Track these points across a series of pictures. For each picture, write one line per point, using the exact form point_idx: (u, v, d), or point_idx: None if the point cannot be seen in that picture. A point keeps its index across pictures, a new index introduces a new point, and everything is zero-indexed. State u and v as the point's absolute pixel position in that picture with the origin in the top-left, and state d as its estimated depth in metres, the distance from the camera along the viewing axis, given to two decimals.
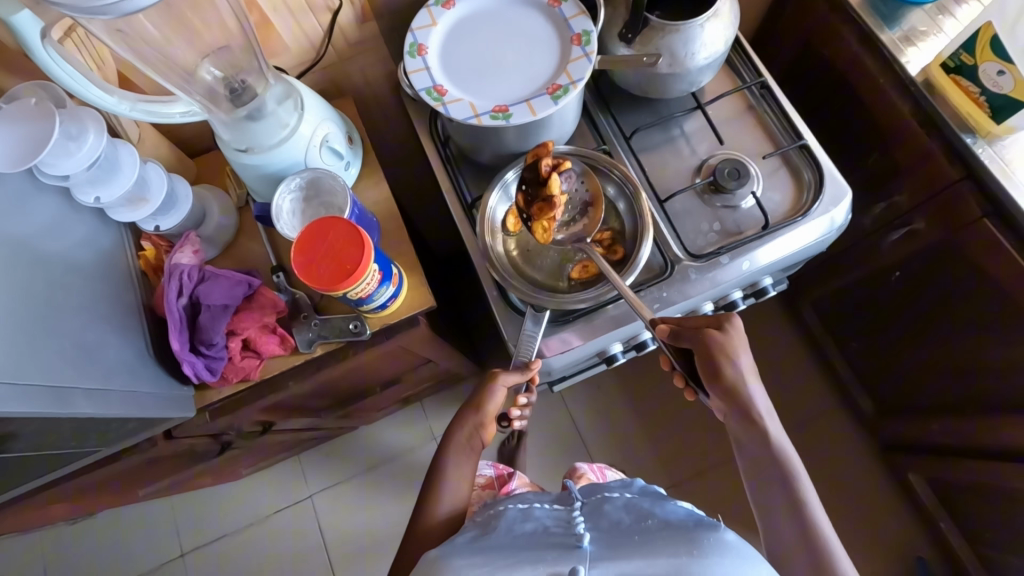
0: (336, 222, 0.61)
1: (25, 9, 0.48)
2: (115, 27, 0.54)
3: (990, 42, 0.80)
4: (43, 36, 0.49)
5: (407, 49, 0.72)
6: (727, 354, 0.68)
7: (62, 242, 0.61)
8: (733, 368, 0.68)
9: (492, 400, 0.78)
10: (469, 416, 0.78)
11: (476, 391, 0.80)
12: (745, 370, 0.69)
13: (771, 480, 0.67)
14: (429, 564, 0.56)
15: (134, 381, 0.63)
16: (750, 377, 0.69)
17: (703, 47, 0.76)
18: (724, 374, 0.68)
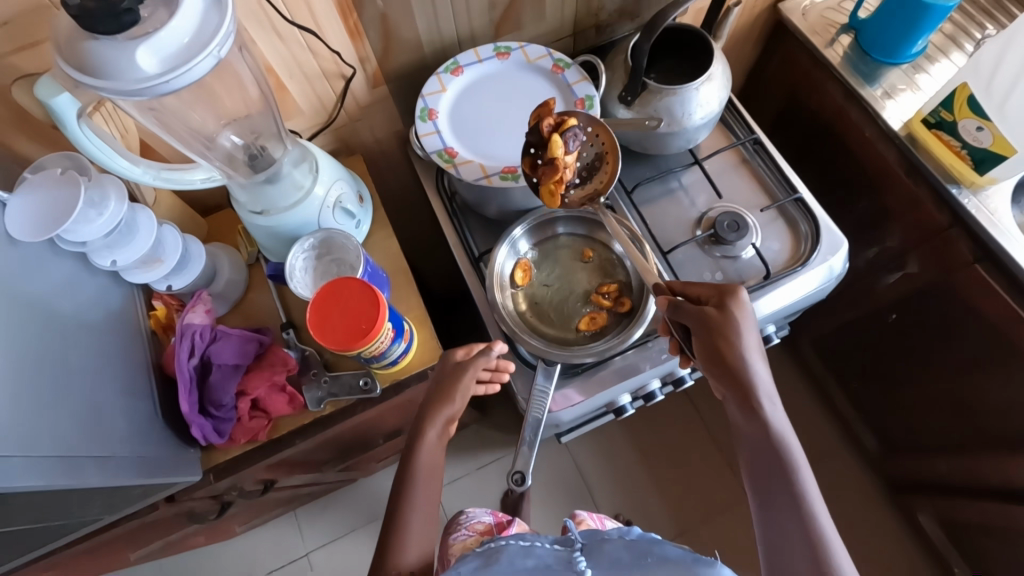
0: (350, 282, 0.61)
1: (65, 91, 0.49)
2: (147, 105, 0.56)
3: (966, 101, 0.85)
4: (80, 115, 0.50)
5: (419, 113, 0.75)
6: (730, 331, 0.65)
7: (77, 307, 0.61)
8: (736, 345, 0.65)
9: (461, 390, 0.69)
10: (436, 414, 0.68)
11: (439, 376, 0.70)
12: (750, 350, 0.66)
13: (773, 483, 0.61)
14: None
15: (143, 446, 0.62)
16: (755, 357, 0.66)
17: (699, 107, 0.80)
18: (726, 349, 0.65)
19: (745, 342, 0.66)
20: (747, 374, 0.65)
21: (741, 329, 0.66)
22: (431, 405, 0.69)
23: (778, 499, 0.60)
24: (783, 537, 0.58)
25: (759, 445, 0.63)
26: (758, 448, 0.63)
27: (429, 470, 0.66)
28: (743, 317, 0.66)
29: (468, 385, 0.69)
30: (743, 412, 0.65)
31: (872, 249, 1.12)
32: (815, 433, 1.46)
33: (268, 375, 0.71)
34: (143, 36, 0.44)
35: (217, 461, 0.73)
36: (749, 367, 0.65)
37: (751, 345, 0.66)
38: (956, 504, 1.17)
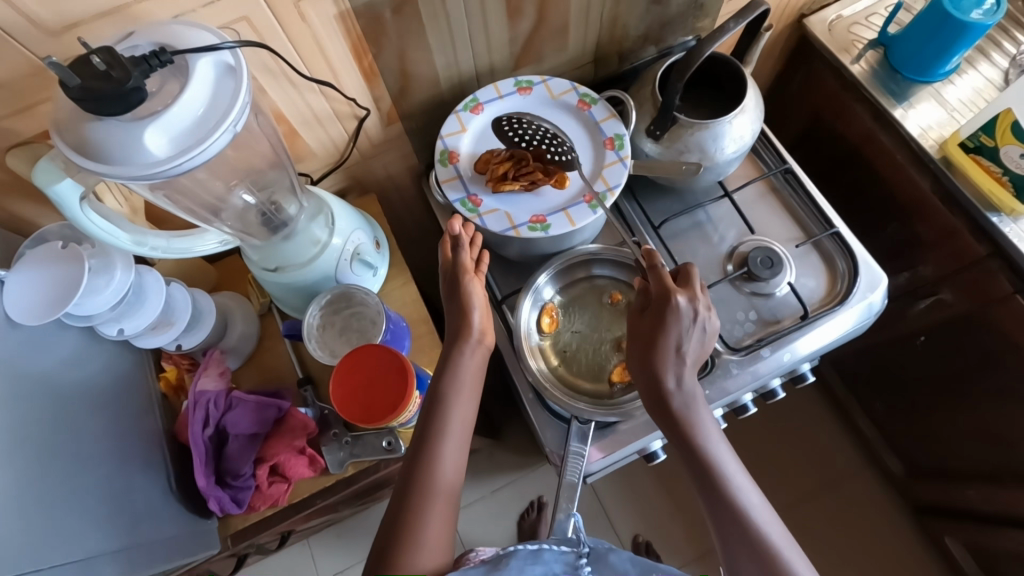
0: (374, 349, 0.58)
1: (66, 177, 0.46)
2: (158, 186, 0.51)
3: (1011, 126, 0.81)
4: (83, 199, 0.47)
5: (439, 157, 0.71)
6: (664, 344, 0.62)
7: (84, 385, 0.57)
8: (665, 359, 0.62)
9: (475, 309, 0.62)
10: (462, 343, 0.62)
11: (449, 297, 0.64)
12: (675, 361, 0.62)
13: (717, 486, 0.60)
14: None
15: (159, 528, 0.58)
16: (684, 367, 0.63)
17: (731, 141, 0.76)
18: (654, 364, 0.62)
19: (673, 354, 0.62)
20: (675, 391, 0.62)
21: (674, 340, 0.62)
22: (452, 310, 0.64)
23: (726, 521, 0.58)
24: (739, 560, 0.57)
25: (703, 467, 0.61)
26: (698, 470, 0.61)
27: (472, 385, 0.61)
28: (677, 326, 0.62)
29: (470, 275, 0.64)
30: (673, 433, 0.63)
31: (901, 274, 1.08)
32: (837, 452, 1.44)
33: (287, 441, 0.67)
34: (151, 115, 0.40)
35: (236, 527, 0.67)
36: (676, 382, 0.62)
37: (681, 354, 0.62)
38: (986, 531, 1.14)
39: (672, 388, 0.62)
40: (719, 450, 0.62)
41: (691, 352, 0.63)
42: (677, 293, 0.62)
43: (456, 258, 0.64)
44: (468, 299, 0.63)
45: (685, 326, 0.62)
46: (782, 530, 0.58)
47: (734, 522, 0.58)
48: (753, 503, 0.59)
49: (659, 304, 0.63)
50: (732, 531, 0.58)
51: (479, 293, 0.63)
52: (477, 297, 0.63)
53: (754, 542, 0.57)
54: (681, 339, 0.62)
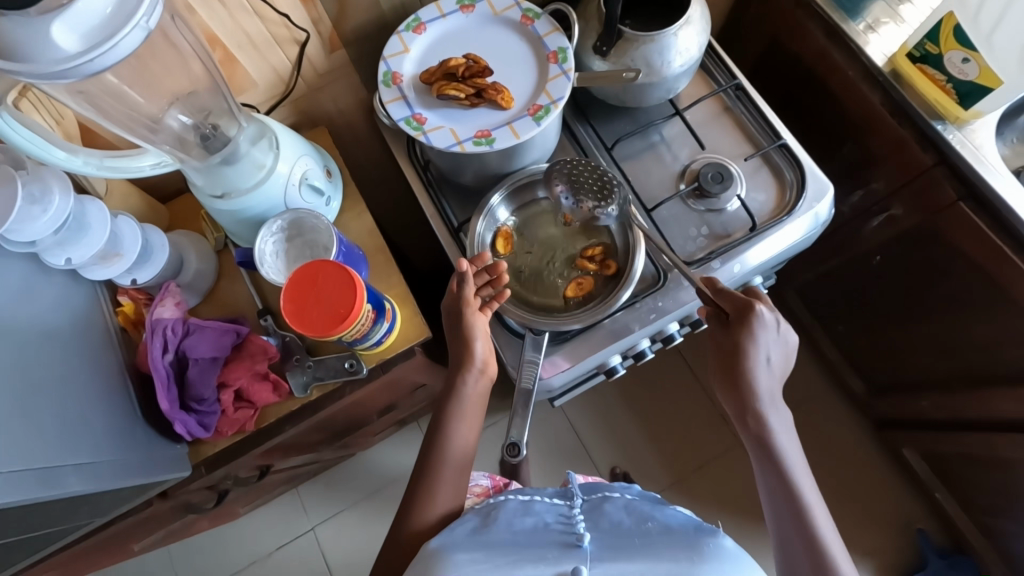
0: (324, 265, 0.59)
1: None
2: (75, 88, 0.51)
3: (953, 31, 0.82)
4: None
5: (382, 79, 0.71)
6: (751, 352, 0.66)
7: (35, 313, 0.58)
8: (755, 368, 0.67)
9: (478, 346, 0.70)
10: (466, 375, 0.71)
11: (455, 331, 0.71)
12: (765, 369, 0.67)
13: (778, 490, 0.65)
14: (430, 555, 0.57)
15: (124, 448, 0.60)
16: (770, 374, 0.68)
17: (678, 55, 0.76)
18: (744, 380, 0.67)
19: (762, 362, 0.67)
20: (765, 401, 0.67)
21: (761, 349, 0.66)
22: (456, 340, 0.71)
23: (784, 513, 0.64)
24: (791, 548, 0.63)
25: (768, 461, 0.67)
26: (769, 471, 0.66)
27: (473, 409, 0.71)
28: (764, 337, 0.66)
29: (478, 330, 0.69)
30: (744, 426, 0.68)
31: (855, 194, 1.09)
32: (802, 377, 1.49)
33: (248, 365, 0.69)
34: (58, 8, 0.40)
35: (206, 453, 0.71)
36: (764, 392, 0.68)
37: (767, 363, 0.67)
38: (939, 438, 1.19)
39: (762, 401, 0.67)
40: (792, 457, 0.67)
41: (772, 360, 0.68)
42: (760, 305, 0.66)
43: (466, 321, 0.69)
44: (471, 336, 0.70)
45: (768, 335, 0.66)
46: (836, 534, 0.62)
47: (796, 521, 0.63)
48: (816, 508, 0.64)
49: (743, 316, 0.66)
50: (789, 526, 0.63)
51: (484, 330, 0.70)
52: (481, 355, 0.71)
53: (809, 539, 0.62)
54: (767, 348, 0.66)
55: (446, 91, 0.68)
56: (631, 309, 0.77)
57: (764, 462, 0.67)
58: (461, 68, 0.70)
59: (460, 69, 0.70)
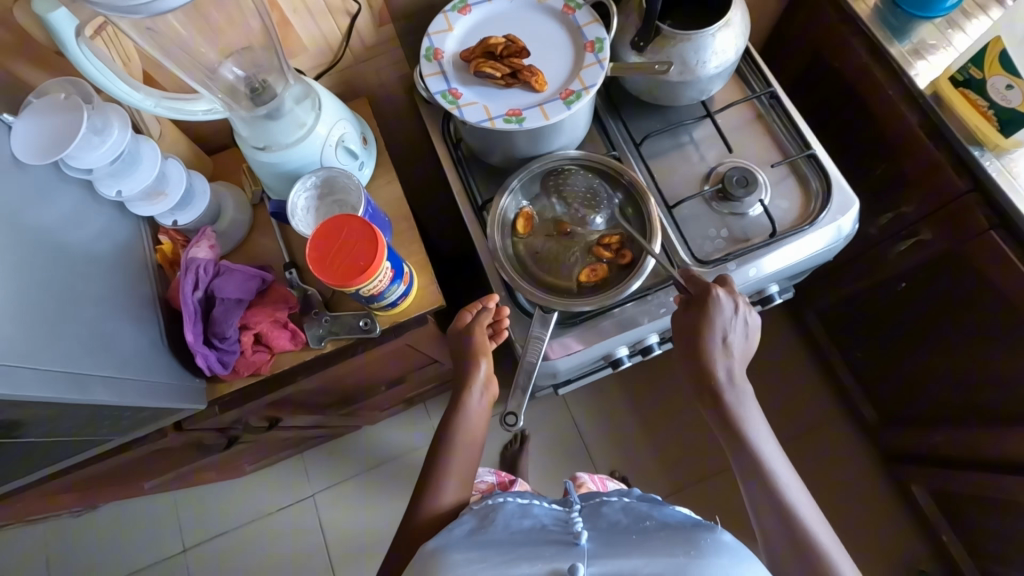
0: (351, 220, 0.62)
1: (62, 7, 0.52)
2: (143, 26, 0.56)
3: (998, 56, 0.80)
4: (77, 33, 0.52)
5: (424, 53, 0.74)
6: (710, 333, 0.67)
7: (83, 235, 0.63)
8: (714, 349, 0.67)
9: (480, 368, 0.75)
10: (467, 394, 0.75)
11: (461, 355, 0.77)
12: (724, 351, 0.67)
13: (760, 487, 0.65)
14: (428, 557, 0.56)
15: (148, 371, 0.64)
16: (732, 357, 0.68)
17: (714, 55, 0.76)
18: (706, 366, 0.67)
19: (720, 344, 0.67)
20: (726, 387, 0.68)
21: (720, 329, 0.67)
22: (461, 363, 0.77)
23: (766, 506, 0.64)
24: (774, 541, 0.63)
25: (748, 451, 0.66)
26: (747, 464, 0.66)
27: (475, 427, 0.74)
28: (723, 319, 0.67)
29: (482, 348, 0.75)
30: (719, 418, 0.68)
31: (885, 216, 1.07)
32: (816, 402, 1.45)
33: (270, 311, 0.73)
34: None
35: (222, 391, 0.75)
36: (725, 375, 0.68)
37: (727, 346, 0.67)
38: (950, 476, 1.15)
39: (724, 387, 0.68)
40: (768, 449, 0.67)
41: (735, 344, 0.68)
42: (716, 287, 0.67)
43: (472, 336, 0.75)
44: (475, 357, 0.75)
45: (728, 317, 0.67)
46: (821, 521, 0.63)
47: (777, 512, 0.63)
48: (798, 499, 0.64)
49: (702, 298, 0.67)
50: (778, 522, 0.63)
51: (487, 351, 0.76)
52: (484, 372, 0.76)
53: (794, 530, 0.62)
54: (727, 329, 0.67)
55: (482, 69, 0.72)
56: (641, 301, 0.78)
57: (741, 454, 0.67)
58: (501, 47, 0.73)
59: (499, 48, 0.73)
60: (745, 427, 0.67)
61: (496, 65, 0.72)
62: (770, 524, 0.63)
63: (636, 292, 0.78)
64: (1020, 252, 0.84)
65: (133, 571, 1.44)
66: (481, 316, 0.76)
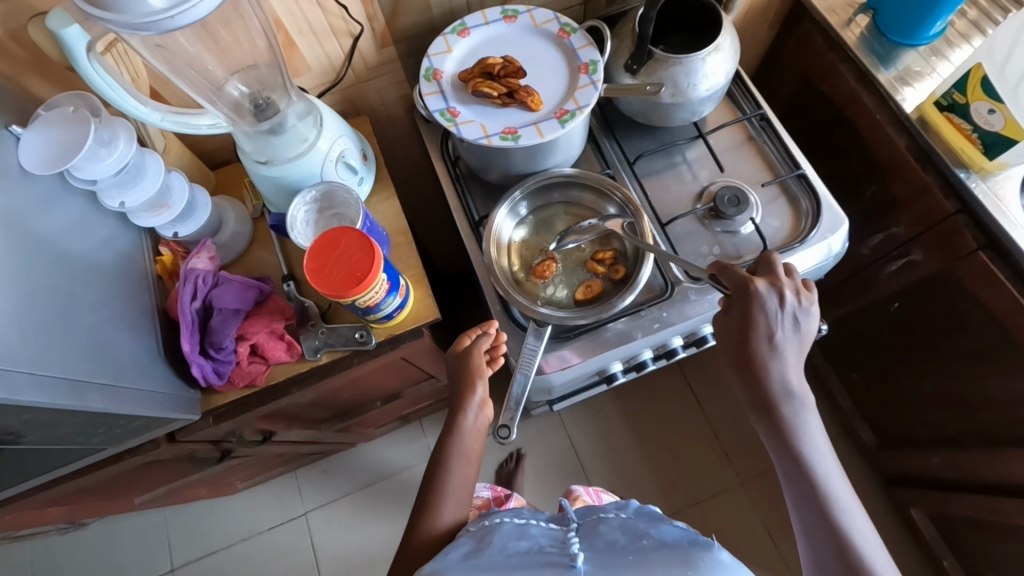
0: (348, 232, 0.64)
1: (75, 24, 0.54)
2: (154, 43, 0.59)
3: (980, 82, 0.81)
4: (89, 50, 0.55)
5: (423, 73, 0.77)
6: (756, 333, 0.66)
7: (86, 244, 0.64)
8: (762, 349, 0.66)
9: (477, 389, 0.75)
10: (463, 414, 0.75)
11: (456, 377, 0.78)
12: (773, 354, 0.66)
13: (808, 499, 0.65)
14: None
15: (145, 379, 0.65)
16: (784, 360, 0.67)
17: (705, 78, 0.79)
18: (758, 372, 0.67)
19: (768, 345, 0.66)
20: (783, 398, 0.67)
21: (766, 328, 0.66)
22: (456, 384, 0.77)
23: (818, 528, 0.64)
24: (826, 563, 0.63)
25: (793, 449, 0.66)
26: (803, 484, 0.66)
27: (472, 448, 0.74)
28: (765, 316, 0.66)
29: (479, 373, 0.76)
30: (775, 433, 0.67)
31: (877, 237, 1.07)
32: None
33: (267, 322, 0.74)
34: None
35: (217, 402, 0.75)
36: (781, 385, 0.67)
37: (775, 346, 0.66)
38: (948, 499, 1.13)
39: (780, 397, 0.67)
40: (826, 467, 0.66)
41: (786, 343, 0.67)
42: (756, 282, 0.66)
43: (469, 361, 0.76)
44: (471, 378, 0.76)
45: (772, 313, 0.66)
46: (878, 545, 0.63)
47: (829, 534, 0.63)
48: (854, 522, 0.63)
49: (742, 294, 0.67)
50: (825, 534, 0.63)
51: (485, 372, 0.76)
52: (479, 396, 0.76)
53: (849, 555, 0.61)
54: (773, 327, 0.66)
55: (480, 88, 0.74)
56: (635, 317, 0.79)
57: (796, 471, 0.66)
58: (500, 69, 0.76)
59: (497, 68, 0.76)
60: (801, 443, 0.66)
61: (496, 87, 0.74)
62: (822, 545, 0.63)
63: (630, 306, 0.79)
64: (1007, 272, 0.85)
65: None
66: (479, 341, 0.76)
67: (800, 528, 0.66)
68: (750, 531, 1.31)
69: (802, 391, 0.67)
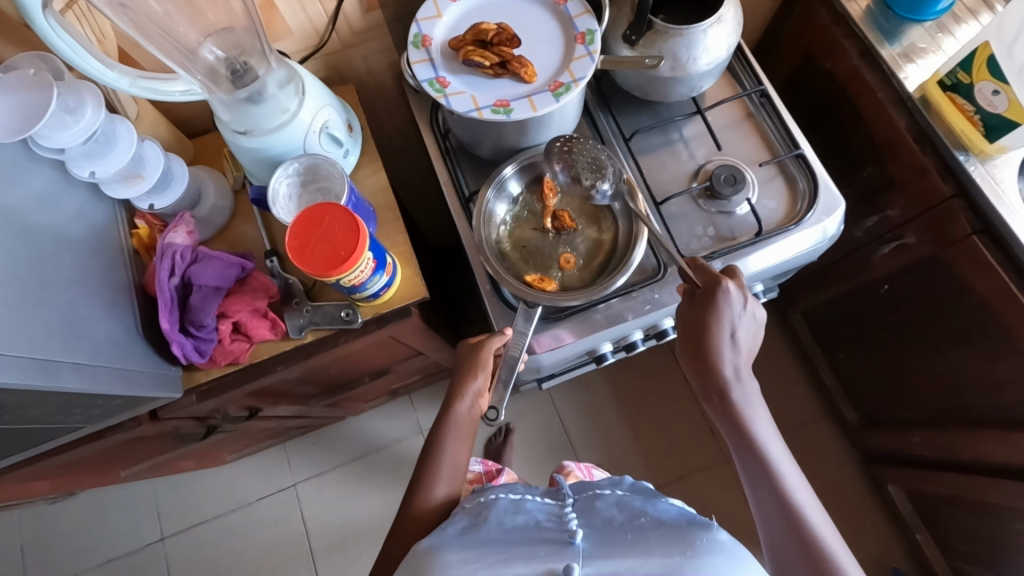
0: (333, 208, 0.61)
1: None
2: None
3: (987, 62, 0.79)
4: (44, 6, 0.51)
5: (412, 40, 0.73)
6: (717, 329, 0.67)
7: (55, 216, 0.61)
8: (722, 344, 0.68)
9: (477, 377, 0.76)
10: (460, 400, 0.75)
11: (460, 363, 0.78)
12: (732, 347, 0.68)
13: (759, 482, 0.66)
14: (421, 557, 0.56)
15: (122, 358, 0.63)
16: (738, 353, 0.69)
17: (706, 52, 0.75)
18: (713, 362, 0.68)
19: (729, 339, 0.68)
20: (739, 390, 0.68)
21: (727, 322, 0.67)
22: (457, 373, 0.77)
23: (774, 516, 0.64)
24: (783, 545, 0.63)
25: (743, 432, 0.68)
26: (757, 472, 0.66)
27: (465, 429, 0.74)
28: (730, 312, 0.67)
29: (481, 366, 0.76)
30: (726, 417, 0.69)
31: (871, 218, 1.06)
32: (799, 401, 1.44)
33: (249, 300, 0.71)
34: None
35: (199, 380, 0.74)
36: (735, 373, 0.69)
37: (734, 341, 0.68)
38: (925, 477, 1.15)
39: (734, 386, 0.68)
40: (775, 449, 0.67)
41: (742, 339, 0.69)
42: (723, 279, 0.67)
43: (477, 356, 0.76)
44: (474, 367, 0.76)
45: (736, 311, 0.67)
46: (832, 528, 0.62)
47: (787, 522, 0.63)
48: (806, 504, 0.64)
49: (708, 291, 0.68)
50: (777, 512, 0.64)
51: (488, 363, 0.76)
52: (478, 385, 0.76)
53: (803, 539, 0.61)
54: (735, 323, 0.67)
55: (471, 58, 0.71)
56: (628, 298, 0.78)
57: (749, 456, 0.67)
58: (494, 38, 0.72)
59: (490, 35, 0.72)
60: (754, 429, 0.67)
61: (490, 58, 0.71)
62: (777, 529, 0.64)
63: (621, 287, 0.78)
64: (998, 255, 0.85)
65: (112, 557, 1.42)
66: (492, 338, 0.76)
67: (756, 514, 0.67)
68: (732, 503, 1.34)
69: (751, 382, 0.69)
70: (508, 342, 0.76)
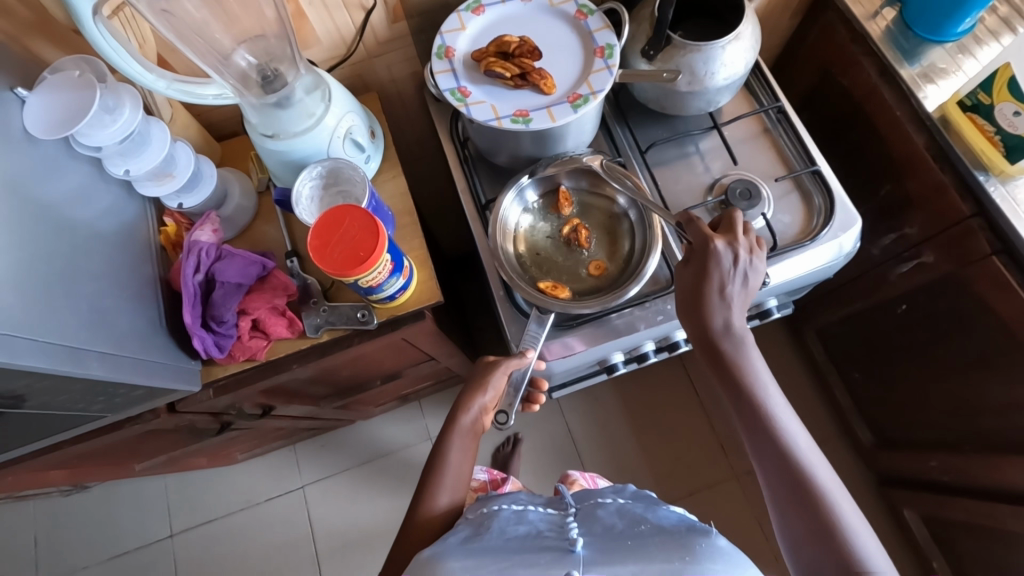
0: (353, 210, 0.63)
1: None
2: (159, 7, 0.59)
3: (1007, 83, 0.79)
4: (94, 12, 0.54)
5: (435, 51, 0.75)
6: (707, 287, 0.66)
7: (90, 211, 0.64)
8: (712, 302, 0.66)
9: (489, 393, 0.77)
10: (466, 413, 0.76)
11: (473, 376, 0.78)
12: (722, 304, 0.66)
13: (767, 455, 0.64)
14: (423, 566, 0.56)
15: (146, 349, 0.65)
16: (732, 313, 0.67)
17: (724, 67, 0.76)
18: (706, 323, 0.67)
19: (718, 297, 0.66)
20: (736, 348, 0.67)
21: (716, 280, 0.66)
22: (470, 385, 0.77)
23: (785, 491, 0.62)
24: (794, 520, 0.61)
25: (750, 406, 0.66)
26: (767, 448, 0.64)
27: (468, 441, 0.75)
28: (719, 269, 0.66)
29: (493, 383, 0.76)
30: (733, 390, 0.67)
31: (889, 237, 1.05)
32: (811, 421, 1.42)
33: (269, 298, 0.73)
34: None
35: (217, 375, 0.76)
36: (732, 335, 0.67)
37: (726, 299, 0.67)
38: (941, 502, 1.13)
39: (733, 349, 0.67)
40: (787, 422, 0.65)
41: (737, 296, 0.67)
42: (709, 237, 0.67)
43: (491, 374, 0.76)
44: (488, 383, 0.76)
45: (726, 267, 0.66)
46: (843, 491, 0.61)
47: (798, 497, 0.61)
48: (814, 464, 0.63)
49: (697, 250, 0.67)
50: (788, 487, 0.62)
51: (500, 380, 0.77)
52: (485, 400, 0.76)
53: (818, 517, 0.60)
54: (724, 280, 0.66)
55: (493, 68, 0.73)
56: (640, 309, 0.78)
57: (750, 418, 0.66)
58: (517, 50, 0.74)
59: (512, 47, 0.74)
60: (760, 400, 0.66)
61: (512, 70, 0.73)
62: (787, 502, 0.62)
63: (633, 297, 0.79)
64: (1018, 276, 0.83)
65: (121, 551, 1.44)
66: (510, 359, 0.76)
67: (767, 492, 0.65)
68: (741, 523, 1.32)
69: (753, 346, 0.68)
70: (525, 364, 0.76)
